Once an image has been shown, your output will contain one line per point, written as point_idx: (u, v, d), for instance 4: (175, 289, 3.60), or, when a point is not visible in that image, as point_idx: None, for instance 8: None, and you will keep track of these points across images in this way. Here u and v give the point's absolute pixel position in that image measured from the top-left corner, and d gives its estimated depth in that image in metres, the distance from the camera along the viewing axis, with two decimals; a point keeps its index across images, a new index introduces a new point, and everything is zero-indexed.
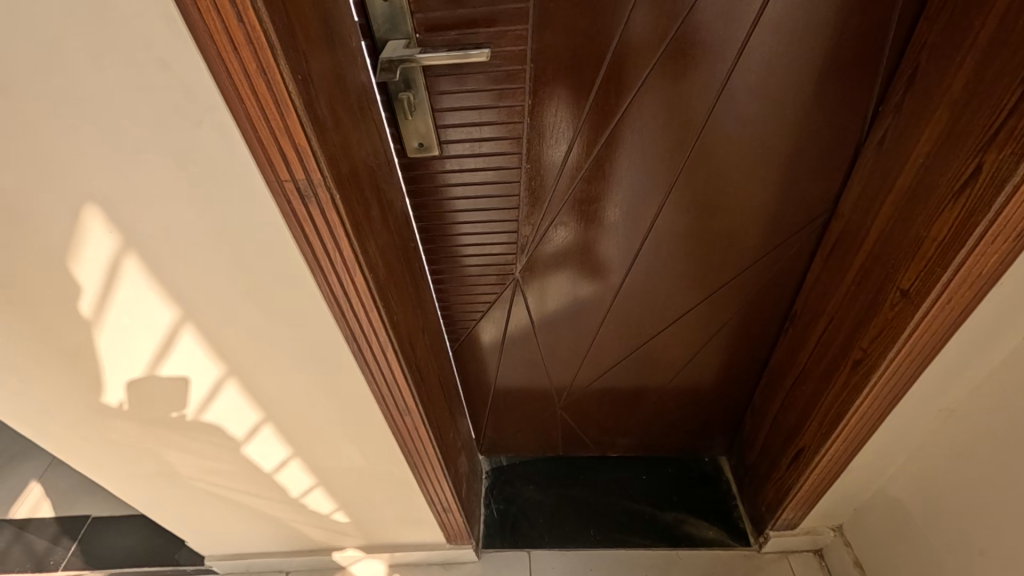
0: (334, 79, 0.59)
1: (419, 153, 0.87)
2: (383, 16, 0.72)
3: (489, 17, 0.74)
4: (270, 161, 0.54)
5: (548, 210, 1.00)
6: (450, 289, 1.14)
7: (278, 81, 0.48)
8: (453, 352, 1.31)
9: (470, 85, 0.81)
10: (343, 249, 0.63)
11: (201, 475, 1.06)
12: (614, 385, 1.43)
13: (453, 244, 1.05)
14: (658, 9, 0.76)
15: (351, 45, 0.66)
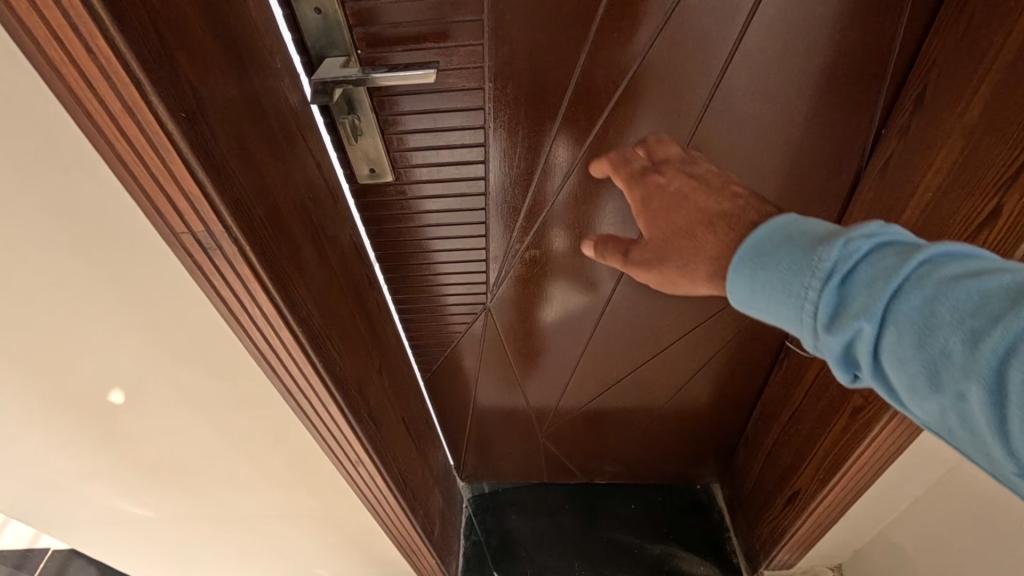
0: (242, 108, 0.50)
1: (371, 180, 0.79)
2: (317, 30, 0.63)
3: (440, 28, 0.65)
4: (159, 211, 0.46)
5: (521, 237, 0.92)
6: (417, 318, 1.06)
7: (148, 120, 0.39)
8: (426, 381, 1.23)
9: (422, 106, 0.72)
10: (263, 305, 0.55)
11: (145, 521, 0.98)
12: (600, 411, 1.36)
13: (417, 274, 0.97)
14: (632, 20, 0.67)
15: (273, 64, 0.57)
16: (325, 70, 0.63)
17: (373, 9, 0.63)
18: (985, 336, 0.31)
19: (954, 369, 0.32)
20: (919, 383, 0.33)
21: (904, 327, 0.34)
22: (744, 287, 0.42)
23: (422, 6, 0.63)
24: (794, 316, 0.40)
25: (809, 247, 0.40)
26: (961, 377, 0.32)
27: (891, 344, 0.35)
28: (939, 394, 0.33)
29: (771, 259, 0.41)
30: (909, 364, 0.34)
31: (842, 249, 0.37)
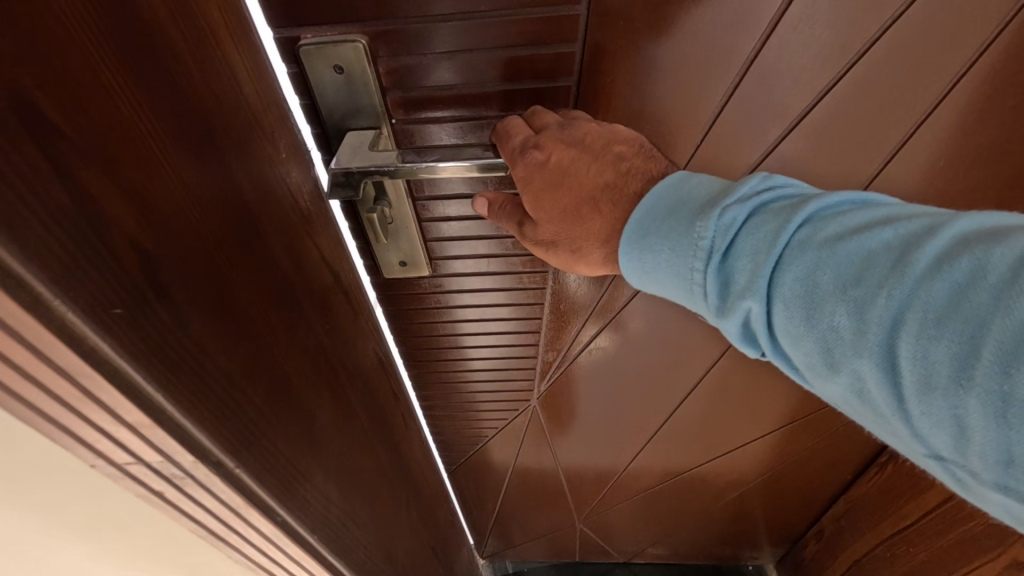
0: (226, 243, 0.32)
1: (402, 273, 0.60)
2: (335, 91, 0.44)
3: (512, 93, 0.45)
4: (81, 441, 0.27)
5: (578, 336, 0.74)
6: (443, 413, 0.88)
7: (41, 336, 0.21)
8: (451, 469, 1.05)
9: (473, 186, 0.52)
10: (261, 527, 0.36)
11: None
12: (648, 505, 1.16)
13: (447, 370, 0.78)
14: (779, 89, 0.47)
15: (276, 155, 0.38)
16: (344, 154, 0.44)
17: (417, 66, 0.43)
18: (874, 304, 0.27)
19: (846, 345, 0.28)
20: (816, 362, 0.30)
21: (795, 301, 0.30)
22: (639, 266, 0.38)
23: (488, 64, 0.43)
24: (687, 289, 0.36)
25: (689, 216, 0.35)
26: (853, 354, 0.28)
27: (784, 320, 0.31)
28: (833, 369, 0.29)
29: (659, 237, 0.36)
30: (801, 335, 0.30)
31: (719, 220, 0.34)
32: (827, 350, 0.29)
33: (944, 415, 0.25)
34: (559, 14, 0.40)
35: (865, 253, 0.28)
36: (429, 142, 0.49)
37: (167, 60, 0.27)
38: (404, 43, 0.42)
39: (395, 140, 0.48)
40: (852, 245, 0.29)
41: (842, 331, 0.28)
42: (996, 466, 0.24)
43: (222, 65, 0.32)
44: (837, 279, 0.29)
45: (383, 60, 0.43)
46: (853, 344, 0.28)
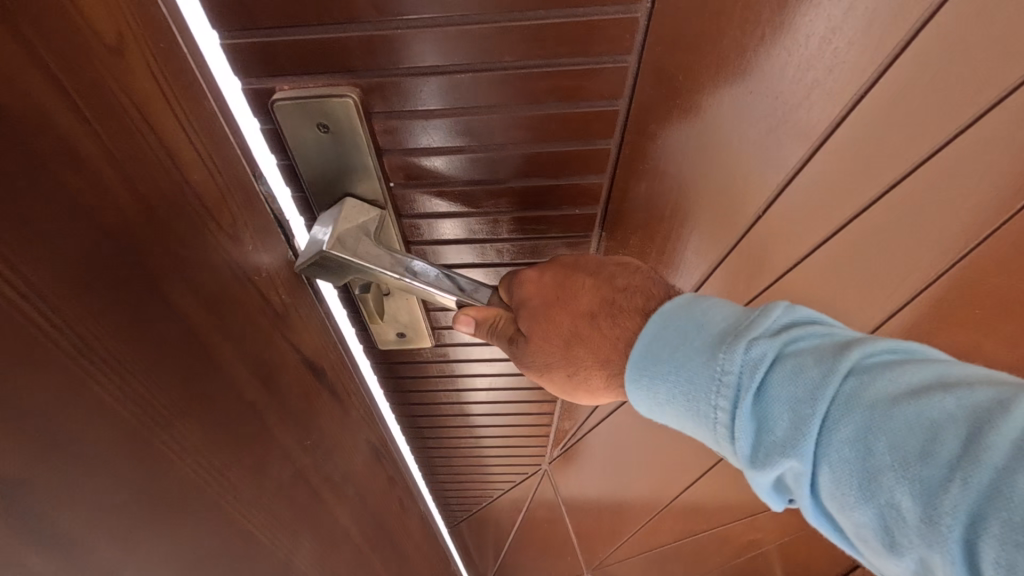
0: (155, 398, 0.24)
1: (399, 346, 0.51)
2: (320, 153, 0.33)
3: (540, 157, 0.36)
4: None
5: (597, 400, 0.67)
6: (443, 474, 0.79)
7: None
8: (451, 522, 0.97)
9: (489, 253, 0.43)
10: None
11: None
12: (657, 565, 1.08)
13: (447, 436, 0.70)
14: (868, 160, 0.37)
15: (243, 255, 0.30)
16: (341, 226, 0.34)
17: (422, 124, 0.33)
18: (944, 488, 0.19)
19: (910, 532, 0.20)
20: (870, 538, 0.22)
21: (843, 468, 0.22)
22: (647, 397, 0.30)
23: (513, 122, 0.33)
24: (704, 429, 0.28)
25: (703, 345, 0.28)
26: (921, 544, 0.20)
27: (829, 489, 0.23)
28: (898, 562, 0.21)
29: (672, 367, 0.28)
30: (852, 514, 0.22)
31: (741, 358, 0.26)
32: (886, 532, 0.21)
33: None
34: (605, 65, 0.31)
35: (932, 418, 0.21)
36: (432, 211, 0.39)
37: (57, 172, 0.19)
38: (401, 95, 0.32)
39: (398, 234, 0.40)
40: (913, 406, 0.21)
41: (907, 517, 0.20)
42: None
43: (163, 158, 0.24)
44: (895, 448, 0.21)
45: (380, 117, 0.33)
46: (919, 535, 0.20)
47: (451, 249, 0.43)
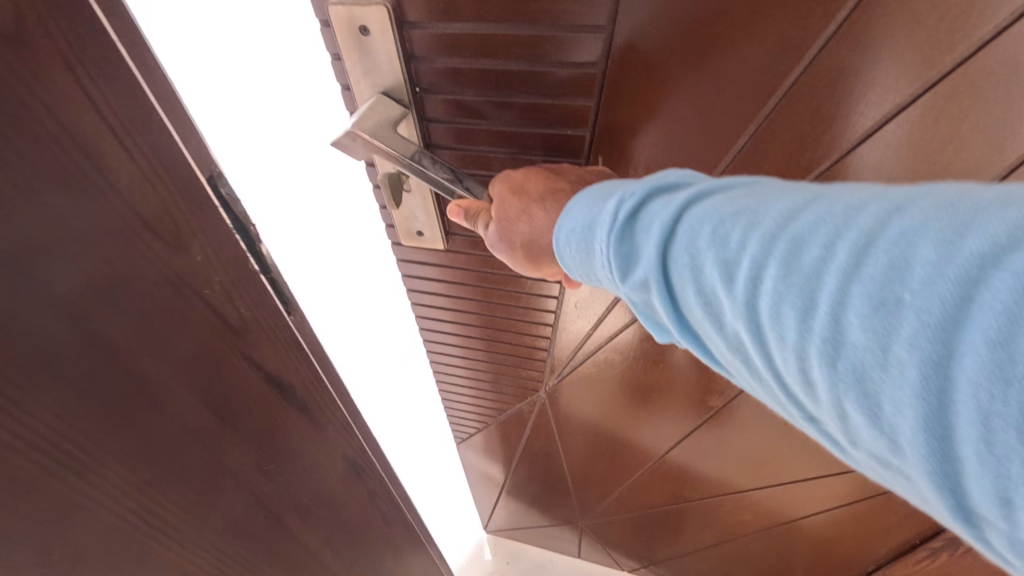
0: (56, 429, 0.24)
1: (417, 242, 0.76)
2: (367, 50, 0.51)
3: (546, 75, 0.52)
4: None
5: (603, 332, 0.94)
6: (457, 347, 1.07)
7: None
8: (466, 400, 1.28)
9: (481, 138, 0.60)
10: None
11: None
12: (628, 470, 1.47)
13: (476, 316, 0.95)
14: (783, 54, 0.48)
15: (188, 267, 0.29)
16: (369, 116, 0.52)
17: (464, 67, 0.53)
18: (739, 261, 0.31)
19: (724, 294, 0.31)
20: (702, 309, 0.33)
21: (683, 261, 0.34)
22: (570, 244, 0.43)
23: (522, 73, 0.53)
24: (605, 265, 0.40)
25: (615, 207, 0.39)
26: (730, 301, 0.31)
27: (677, 279, 0.34)
28: (708, 316, 0.33)
29: (596, 219, 0.41)
30: (690, 305, 0.34)
31: (624, 206, 0.39)
32: (708, 301, 0.33)
33: (797, 343, 0.28)
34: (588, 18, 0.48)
35: (742, 219, 0.32)
36: (439, 104, 0.57)
37: None
38: (465, 17, 0.49)
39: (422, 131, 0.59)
40: (739, 221, 0.32)
41: (719, 284, 0.31)
42: (850, 387, 0.26)
43: (84, 167, 0.24)
44: (716, 242, 0.32)
45: (408, 25, 0.50)
46: (731, 308, 0.31)
47: (457, 153, 0.62)
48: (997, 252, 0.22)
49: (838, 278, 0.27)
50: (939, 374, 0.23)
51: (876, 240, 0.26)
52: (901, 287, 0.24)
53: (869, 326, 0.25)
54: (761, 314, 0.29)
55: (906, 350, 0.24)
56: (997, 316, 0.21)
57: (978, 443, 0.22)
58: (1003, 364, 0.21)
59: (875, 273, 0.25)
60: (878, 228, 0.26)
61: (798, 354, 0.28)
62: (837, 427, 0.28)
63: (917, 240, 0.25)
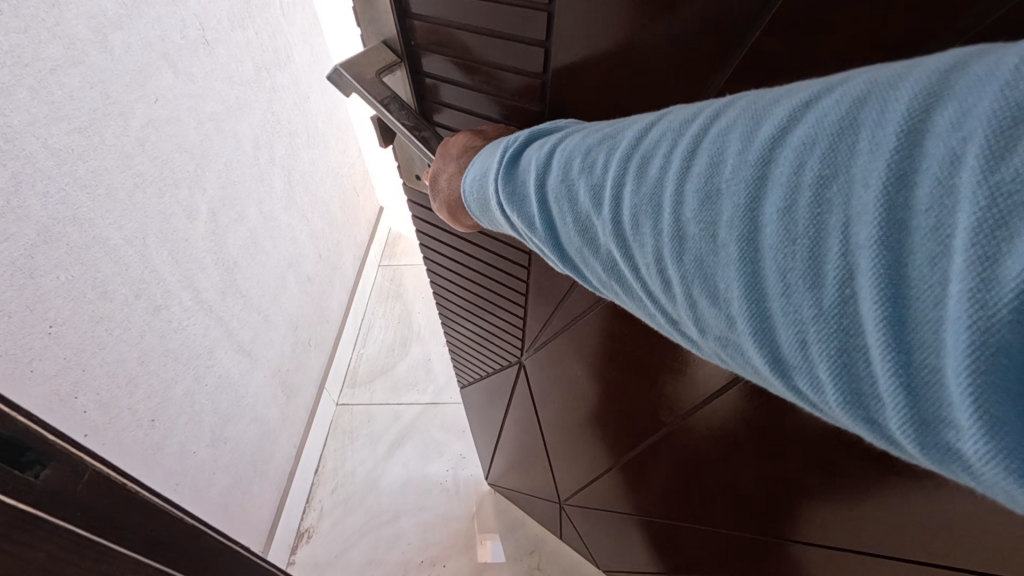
0: None
1: (415, 184, 0.88)
2: (375, 11, 0.64)
3: (518, 78, 0.62)
4: None
5: (600, 339, 0.85)
6: (458, 300, 1.18)
7: None
8: (464, 351, 1.33)
9: (462, 105, 0.71)
10: None
11: (214, 438, 1.24)
12: (612, 523, 1.23)
13: (474, 264, 1.00)
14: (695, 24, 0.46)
15: None
16: (354, 64, 0.66)
17: (461, 55, 0.64)
18: (597, 175, 0.36)
19: (590, 209, 0.37)
20: (577, 231, 0.39)
21: (556, 185, 0.40)
22: (476, 199, 0.50)
23: (509, 76, 0.62)
24: (501, 210, 0.46)
25: (510, 159, 0.46)
26: (594, 211, 0.37)
27: (554, 201, 0.40)
28: (578, 232, 0.39)
29: (498, 161, 0.47)
30: (570, 232, 0.40)
31: (510, 150, 0.46)
32: (582, 220, 0.38)
33: (651, 240, 0.33)
34: (560, 26, 0.53)
35: (590, 144, 0.38)
36: None
37: None
38: (479, 24, 0.58)
39: (410, 85, 0.72)
40: (595, 146, 0.38)
41: (581, 198, 0.38)
42: (690, 271, 0.31)
43: None
44: (579, 164, 0.38)
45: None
46: (602, 227, 0.36)
47: (452, 112, 0.73)
48: (779, 133, 0.27)
49: (671, 182, 0.31)
50: (752, 247, 0.28)
51: (703, 142, 0.31)
52: (718, 177, 0.29)
53: (701, 217, 0.30)
54: (614, 219, 0.35)
55: (727, 231, 0.28)
56: (781, 182, 0.26)
57: (780, 294, 0.27)
58: (786, 221, 0.26)
59: (700, 171, 0.30)
60: (703, 133, 0.31)
61: (655, 255, 0.33)
62: (691, 322, 0.33)
63: (727, 138, 0.29)
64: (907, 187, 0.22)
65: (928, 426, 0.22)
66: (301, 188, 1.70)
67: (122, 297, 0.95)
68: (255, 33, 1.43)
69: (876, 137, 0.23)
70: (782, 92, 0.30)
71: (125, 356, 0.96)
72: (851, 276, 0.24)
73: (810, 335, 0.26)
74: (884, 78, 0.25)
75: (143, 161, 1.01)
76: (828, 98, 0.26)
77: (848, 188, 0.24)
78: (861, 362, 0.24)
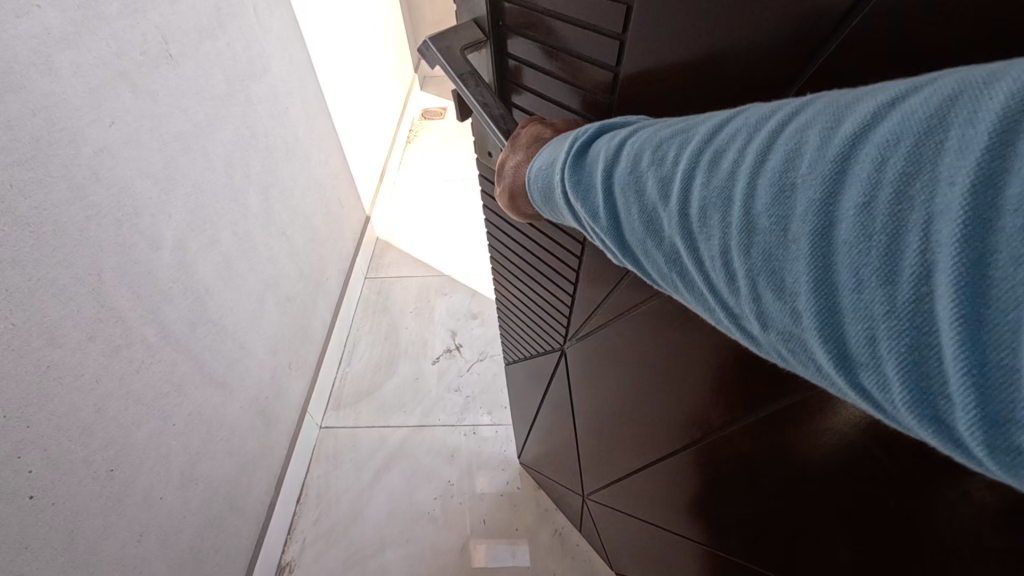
0: None
1: (488, 162, 0.90)
2: None
3: (584, 68, 0.62)
4: None
5: (637, 343, 0.80)
6: (508, 282, 1.18)
7: None
8: (510, 334, 1.33)
9: (538, 90, 0.72)
10: None
11: (189, 474, 1.17)
12: (623, 530, 1.20)
13: (526, 245, 0.99)
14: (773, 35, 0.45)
15: None
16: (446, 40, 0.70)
17: (537, 39, 0.65)
18: (668, 169, 0.34)
19: (654, 202, 0.35)
20: (641, 223, 0.36)
21: (626, 178, 0.37)
22: (540, 185, 0.48)
23: (584, 66, 0.62)
24: (563, 202, 0.44)
25: (579, 149, 0.43)
26: (658, 203, 0.35)
27: (626, 194, 0.37)
28: (643, 227, 0.36)
29: (571, 146, 0.44)
30: (635, 223, 0.37)
31: (582, 138, 0.44)
32: (649, 215, 0.36)
33: (718, 233, 0.31)
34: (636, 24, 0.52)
35: (658, 137, 0.36)
36: None
37: None
38: (563, 11, 0.59)
39: (494, 61, 0.75)
40: (669, 139, 0.35)
41: (651, 192, 0.35)
42: (754, 263, 0.29)
43: None
44: (654, 157, 0.35)
45: None
46: (668, 220, 0.34)
47: (529, 97, 0.74)
48: (863, 129, 0.25)
49: (746, 177, 0.30)
50: (825, 242, 0.26)
51: (779, 138, 0.29)
52: (795, 172, 0.27)
53: (774, 209, 0.28)
54: (679, 213, 0.33)
55: (801, 224, 0.27)
56: (861, 175, 0.25)
57: (851, 290, 0.25)
58: (863, 216, 0.24)
59: (776, 164, 0.28)
60: (780, 129, 0.29)
61: (722, 250, 0.31)
62: (754, 313, 0.31)
63: (806, 134, 0.28)
64: (994, 188, 0.21)
65: (994, 421, 0.21)
66: (280, 205, 1.62)
67: (73, 340, 0.88)
68: (227, 44, 1.35)
69: (965, 136, 0.22)
70: (870, 89, 0.28)
71: (79, 405, 0.89)
72: (929, 273, 0.22)
73: (879, 330, 0.24)
74: (977, 79, 0.23)
75: (97, 192, 0.93)
76: (915, 98, 0.24)
77: (932, 186, 0.22)
78: (932, 357, 0.23)
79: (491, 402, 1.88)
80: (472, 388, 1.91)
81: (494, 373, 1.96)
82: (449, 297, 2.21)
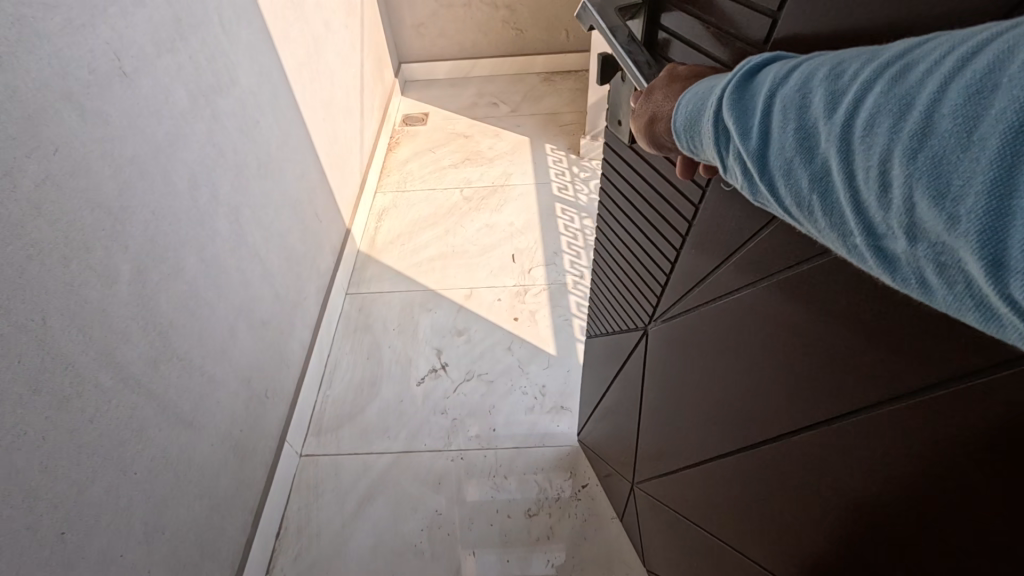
0: None
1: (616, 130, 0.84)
2: None
3: (733, 46, 0.54)
4: None
5: (715, 328, 0.74)
6: (607, 254, 1.13)
7: None
8: (598, 309, 1.29)
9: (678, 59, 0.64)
10: None
11: (156, 521, 1.09)
12: (663, 523, 1.18)
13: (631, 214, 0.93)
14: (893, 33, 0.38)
15: None
16: None
17: (694, 13, 0.58)
18: (845, 83, 0.29)
19: (814, 117, 0.30)
20: (789, 141, 0.31)
21: (788, 97, 0.31)
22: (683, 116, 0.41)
23: (735, 34, 0.53)
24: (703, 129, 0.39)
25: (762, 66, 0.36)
26: (819, 118, 0.29)
27: (781, 111, 0.32)
28: (788, 145, 0.31)
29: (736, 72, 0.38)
30: (782, 143, 0.31)
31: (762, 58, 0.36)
32: (805, 133, 0.30)
33: (882, 142, 0.26)
34: None
35: (846, 56, 0.31)
36: None
37: None
38: None
39: (644, 36, 0.69)
40: (854, 58, 0.30)
41: (814, 106, 0.30)
42: (919, 171, 0.24)
43: None
44: (830, 73, 0.30)
45: None
46: (827, 133, 0.29)
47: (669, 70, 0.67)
48: None
49: (941, 79, 0.24)
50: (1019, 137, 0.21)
51: (993, 40, 0.23)
52: (1004, 68, 0.22)
53: (963, 111, 0.23)
54: (844, 125, 0.28)
55: (995, 120, 0.22)
56: None
57: None
58: None
59: (981, 62, 0.23)
60: (998, 33, 0.24)
61: (882, 160, 0.26)
62: (907, 231, 0.25)
63: None
64: None
65: None
66: (252, 225, 1.53)
67: (14, 397, 0.79)
68: (189, 57, 1.25)
69: None
70: None
71: (22, 467, 0.81)
72: None
73: None
74: None
75: (37, 228, 0.84)
76: None
77: None
78: None
79: (479, 422, 1.81)
80: (459, 410, 1.84)
81: (482, 394, 1.89)
82: (433, 312, 2.14)
